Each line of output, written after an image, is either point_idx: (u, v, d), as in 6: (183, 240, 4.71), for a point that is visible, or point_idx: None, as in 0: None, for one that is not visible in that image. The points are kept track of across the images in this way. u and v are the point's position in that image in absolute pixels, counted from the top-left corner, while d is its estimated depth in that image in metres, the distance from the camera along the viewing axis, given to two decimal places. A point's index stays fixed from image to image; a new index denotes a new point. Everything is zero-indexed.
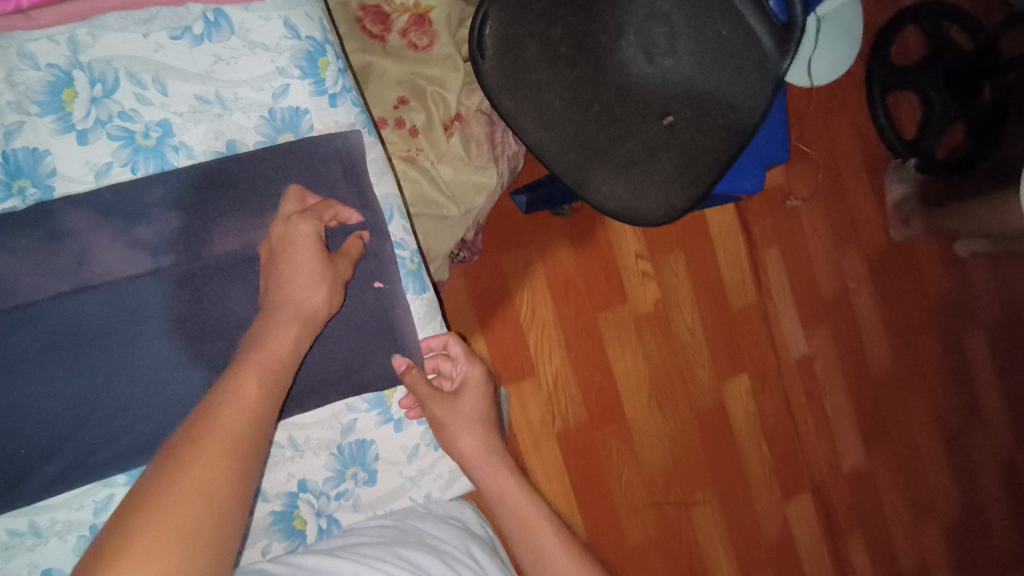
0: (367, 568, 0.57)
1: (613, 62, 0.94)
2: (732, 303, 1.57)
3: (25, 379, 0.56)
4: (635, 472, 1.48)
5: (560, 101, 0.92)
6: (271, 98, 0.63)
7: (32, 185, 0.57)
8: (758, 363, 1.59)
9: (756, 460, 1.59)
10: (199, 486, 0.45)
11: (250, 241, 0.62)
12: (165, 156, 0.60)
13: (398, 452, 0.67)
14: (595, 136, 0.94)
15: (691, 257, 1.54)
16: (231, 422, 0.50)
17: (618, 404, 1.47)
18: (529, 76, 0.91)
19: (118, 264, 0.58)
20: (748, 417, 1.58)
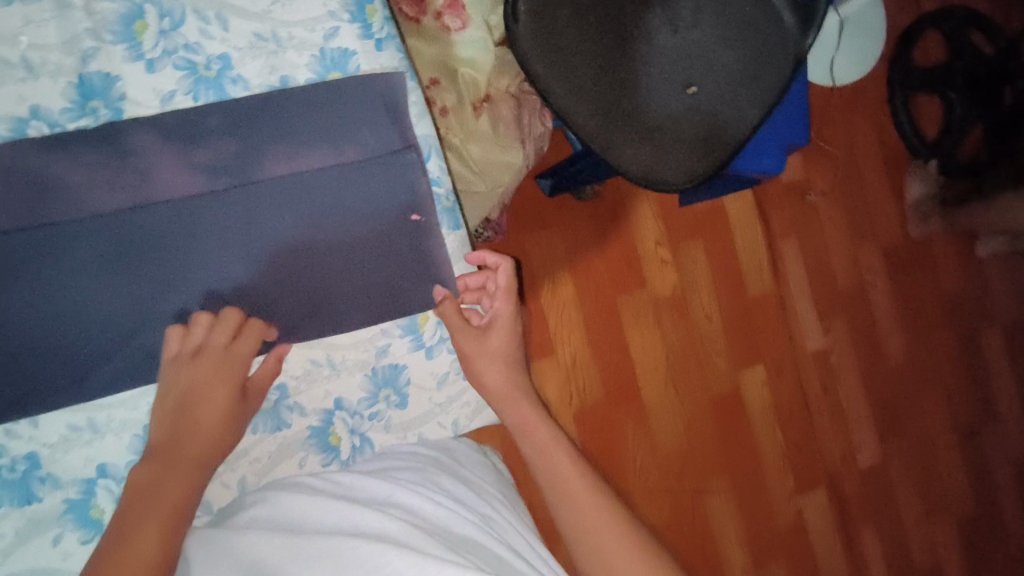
0: (401, 490, 0.62)
1: (639, 32, 0.96)
2: (751, 293, 1.59)
3: (88, 284, 0.60)
4: (650, 455, 1.50)
5: (587, 67, 0.95)
6: (322, 39, 0.67)
7: (104, 107, 0.61)
8: (775, 353, 1.61)
9: (772, 450, 1.59)
10: (169, 509, 0.58)
11: (297, 169, 0.66)
12: (224, 87, 0.64)
13: (428, 378, 0.70)
14: (620, 104, 0.97)
15: (710, 246, 1.56)
16: (188, 445, 0.61)
17: (635, 387, 1.50)
18: (559, 42, 0.93)
19: (176, 183, 0.63)
20: (764, 407, 1.60)
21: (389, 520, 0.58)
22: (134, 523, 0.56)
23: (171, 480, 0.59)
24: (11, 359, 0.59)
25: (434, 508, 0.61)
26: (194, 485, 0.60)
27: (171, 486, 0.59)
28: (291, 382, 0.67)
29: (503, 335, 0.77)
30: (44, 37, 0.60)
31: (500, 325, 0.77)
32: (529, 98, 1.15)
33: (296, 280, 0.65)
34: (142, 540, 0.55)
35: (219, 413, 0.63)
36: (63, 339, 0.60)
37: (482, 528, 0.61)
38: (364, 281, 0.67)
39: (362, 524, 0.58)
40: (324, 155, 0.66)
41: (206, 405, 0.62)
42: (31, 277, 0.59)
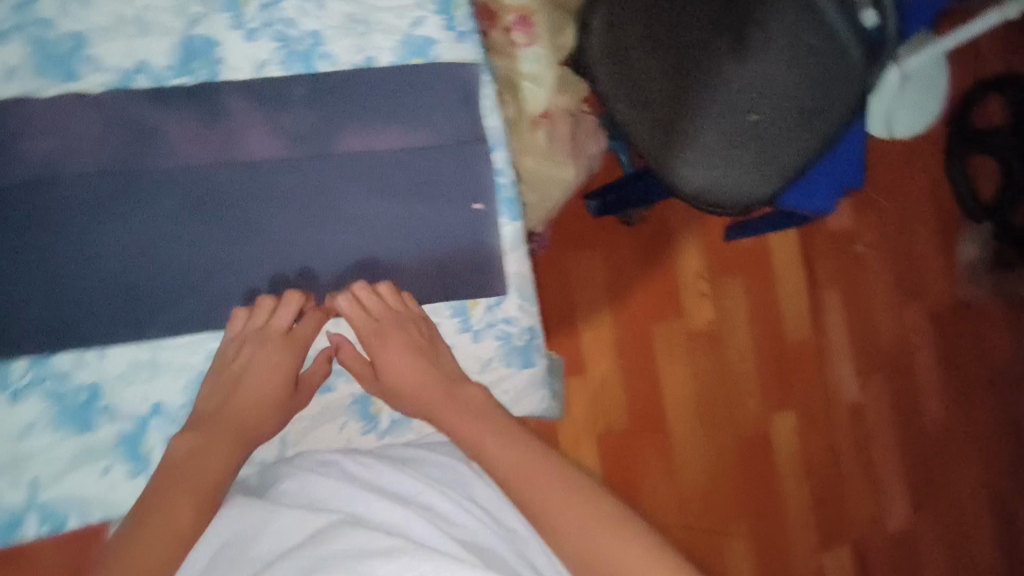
0: (426, 490, 0.57)
1: (709, 54, 0.96)
2: (787, 336, 1.56)
3: (165, 230, 0.63)
4: (669, 488, 1.47)
5: (653, 83, 0.98)
6: (408, 26, 0.71)
7: (203, 68, 0.66)
8: (807, 401, 1.57)
9: (796, 500, 1.55)
10: (205, 484, 0.57)
11: (372, 147, 0.68)
12: (312, 62, 0.68)
13: (471, 361, 0.72)
14: (681, 122, 0.97)
15: (752, 285, 1.55)
16: (231, 423, 0.61)
17: (661, 416, 1.48)
18: (629, 56, 0.97)
19: (258, 145, 0.66)
20: (792, 454, 1.56)
21: (414, 521, 0.53)
22: (170, 495, 0.55)
23: (212, 453, 0.59)
24: (90, 293, 0.62)
25: (463, 515, 0.56)
26: (235, 462, 0.60)
27: (212, 462, 0.58)
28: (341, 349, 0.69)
29: (400, 353, 0.66)
30: (159, 1, 0.65)
31: (392, 336, 0.66)
32: (586, 119, 1.18)
33: (355, 250, 0.68)
34: (177, 515, 0.54)
35: (269, 399, 0.64)
36: (135, 278, 0.63)
37: (506, 543, 0.55)
38: (419, 267, 0.69)
39: (386, 523, 0.53)
40: (398, 135, 0.69)
41: (257, 387, 0.63)
42: (117, 217, 0.62)
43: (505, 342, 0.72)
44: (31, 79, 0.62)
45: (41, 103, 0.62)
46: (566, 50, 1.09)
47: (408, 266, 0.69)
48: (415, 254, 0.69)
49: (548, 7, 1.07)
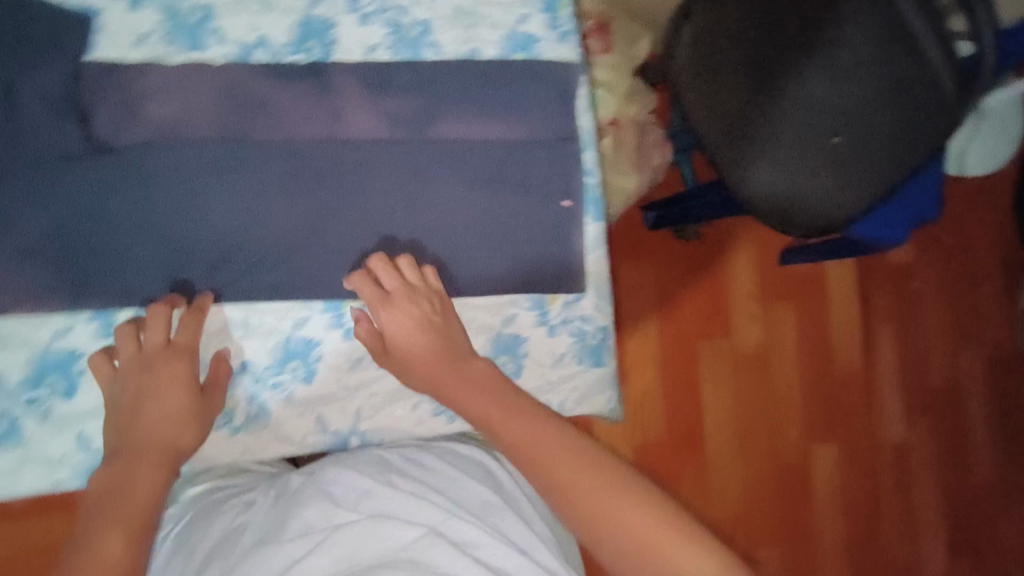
0: (459, 523, 0.59)
1: (796, 68, 0.87)
2: (835, 370, 1.50)
3: (267, 198, 0.66)
4: (701, 509, 1.42)
5: (735, 97, 0.89)
6: (514, 22, 0.72)
7: (318, 47, 0.68)
8: (851, 437, 1.50)
9: (831, 536, 1.48)
10: (128, 512, 0.55)
11: (469, 136, 0.70)
12: (419, 49, 0.70)
13: (545, 355, 0.72)
14: (762, 140, 0.88)
15: (802, 312, 1.49)
16: (139, 447, 0.58)
17: (698, 436, 1.43)
18: (715, 67, 0.90)
19: (362, 125, 0.68)
20: (832, 490, 1.49)
21: (449, 559, 0.55)
22: (100, 524, 0.53)
23: (134, 481, 0.56)
24: (188, 254, 0.64)
25: (496, 550, 0.58)
26: (159, 482, 0.57)
27: (137, 489, 0.56)
28: None
29: (405, 325, 0.64)
30: None
31: (399, 307, 0.64)
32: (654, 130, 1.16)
33: (441, 234, 0.69)
34: (107, 544, 0.52)
35: (175, 414, 0.60)
36: (235, 241, 0.65)
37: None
38: (500, 255, 0.70)
39: (419, 563, 0.55)
40: (494, 126, 0.70)
41: (158, 407, 0.60)
42: (224, 181, 0.65)
43: (579, 339, 0.73)
44: (156, 45, 0.64)
45: (164, 69, 0.64)
46: (640, 59, 1.11)
47: (488, 253, 0.70)
48: (497, 243, 0.70)
49: (626, 17, 1.11)
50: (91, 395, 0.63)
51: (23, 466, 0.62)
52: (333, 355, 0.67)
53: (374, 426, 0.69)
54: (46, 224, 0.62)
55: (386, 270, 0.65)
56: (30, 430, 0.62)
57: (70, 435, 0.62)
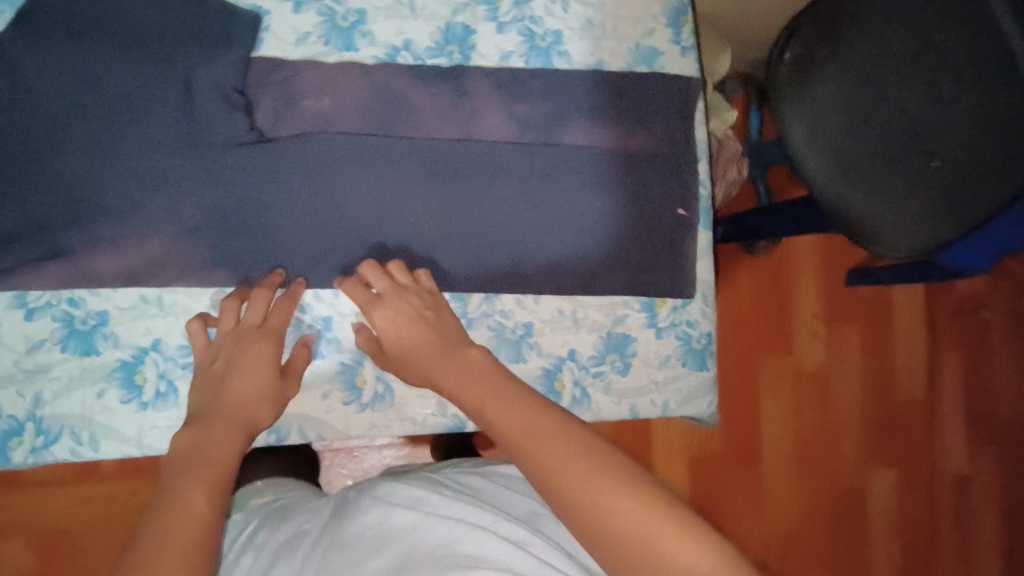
0: (502, 521, 0.56)
1: (897, 82, 0.77)
2: (898, 393, 1.48)
3: (403, 192, 0.70)
4: (755, 523, 1.39)
5: (832, 111, 0.82)
6: (639, 36, 0.75)
7: (457, 52, 0.72)
8: (909, 462, 1.48)
9: (883, 560, 1.46)
10: (212, 470, 0.55)
11: (594, 141, 0.73)
12: (551, 58, 0.73)
13: (652, 356, 0.74)
14: (853, 159, 0.81)
15: (870, 335, 1.47)
16: (227, 409, 0.60)
17: (756, 450, 1.40)
18: (812, 80, 0.83)
19: (493, 127, 0.71)
20: (886, 514, 1.47)
21: (498, 552, 0.52)
22: (182, 482, 0.53)
23: (213, 439, 0.57)
24: (330, 239, 0.69)
25: (544, 546, 0.55)
26: (238, 445, 0.58)
27: (218, 449, 0.57)
28: (537, 324, 0.72)
29: (396, 320, 0.64)
30: None
31: (389, 304, 0.65)
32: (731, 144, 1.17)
33: (562, 234, 0.72)
34: (190, 499, 0.52)
35: (259, 387, 0.62)
36: (372, 231, 0.69)
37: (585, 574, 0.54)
38: (617, 258, 0.73)
39: (472, 554, 0.52)
40: (617, 134, 0.73)
41: (242, 378, 0.62)
42: (366, 173, 0.69)
43: (685, 343, 0.75)
44: (316, 44, 0.69)
45: (321, 67, 0.68)
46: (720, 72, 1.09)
47: (604, 257, 0.73)
48: (614, 246, 0.73)
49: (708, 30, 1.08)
50: None
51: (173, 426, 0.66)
52: None
53: None
54: (210, 206, 0.66)
55: (376, 273, 0.66)
56: (182, 391, 0.66)
57: None
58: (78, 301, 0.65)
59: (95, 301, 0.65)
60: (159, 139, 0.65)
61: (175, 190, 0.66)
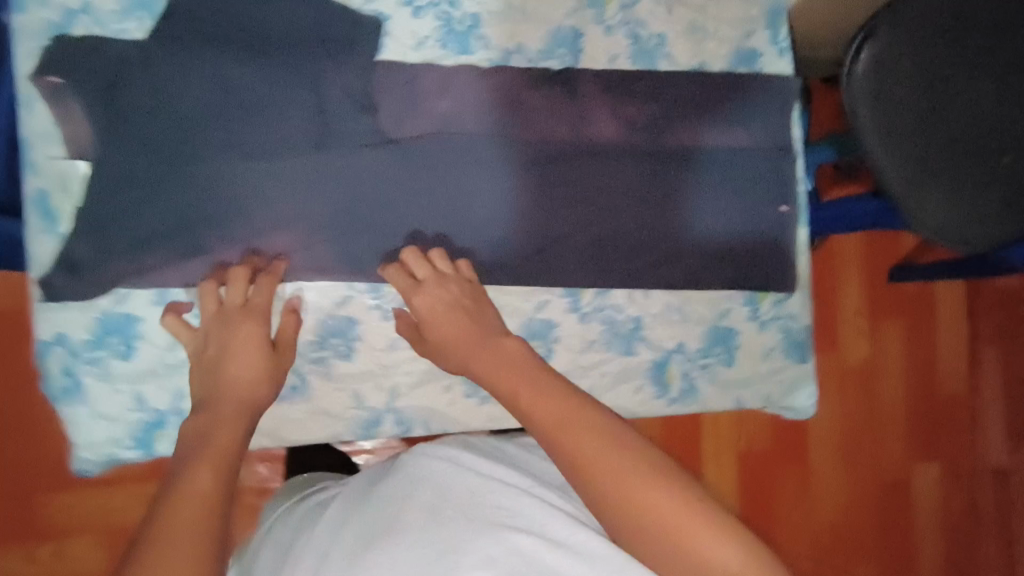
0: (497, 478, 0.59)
1: (965, 79, 0.72)
2: (942, 388, 1.44)
3: (516, 191, 0.72)
4: (804, 519, 1.36)
5: (912, 106, 0.71)
6: (740, 38, 0.76)
7: (568, 55, 0.73)
8: (954, 456, 1.45)
9: (933, 554, 1.43)
10: (220, 455, 0.56)
11: (699, 142, 0.74)
12: (655, 60, 0.74)
13: (756, 348, 0.77)
14: (937, 159, 0.72)
15: (913, 330, 1.43)
16: (229, 393, 0.61)
17: (803, 447, 1.36)
18: (895, 67, 0.70)
19: (602, 129, 0.73)
20: (933, 508, 1.43)
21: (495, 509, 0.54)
22: (189, 463, 0.54)
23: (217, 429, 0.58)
24: (450, 238, 0.71)
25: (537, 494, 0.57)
26: (243, 430, 0.59)
27: (223, 436, 0.57)
28: (646, 317, 0.75)
29: (440, 309, 0.66)
30: None
31: (430, 293, 0.66)
32: None
33: (667, 231, 0.74)
34: (196, 479, 0.52)
35: (257, 373, 0.63)
36: (489, 231, 0.71)
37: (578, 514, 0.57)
38: (720, 254, 0.75)
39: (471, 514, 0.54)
40: (720, 133, 0.75)
41: (236, 360, 0.63)
42: (484, 174, 0.71)
43: (787, 336, 0.77)
44: (433, 48, 0.70)
45: (441, 69, 0.69)
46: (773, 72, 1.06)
47: (708, 253, 0.75)
48: (717, 242, 0.75)
49: None
50: (367, 358, 0.70)
51: (306, 418, 0.69)
52: (570, 335, 0.74)
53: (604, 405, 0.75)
54: (335, 206, 0.68)
55: (417, 260, 0.67)
56: (314, 385, 0.69)
57: (348, 392, 0.70)
58: None
59: None
60: (289, 141, 0.66)
61: (307, 191, 0.67)
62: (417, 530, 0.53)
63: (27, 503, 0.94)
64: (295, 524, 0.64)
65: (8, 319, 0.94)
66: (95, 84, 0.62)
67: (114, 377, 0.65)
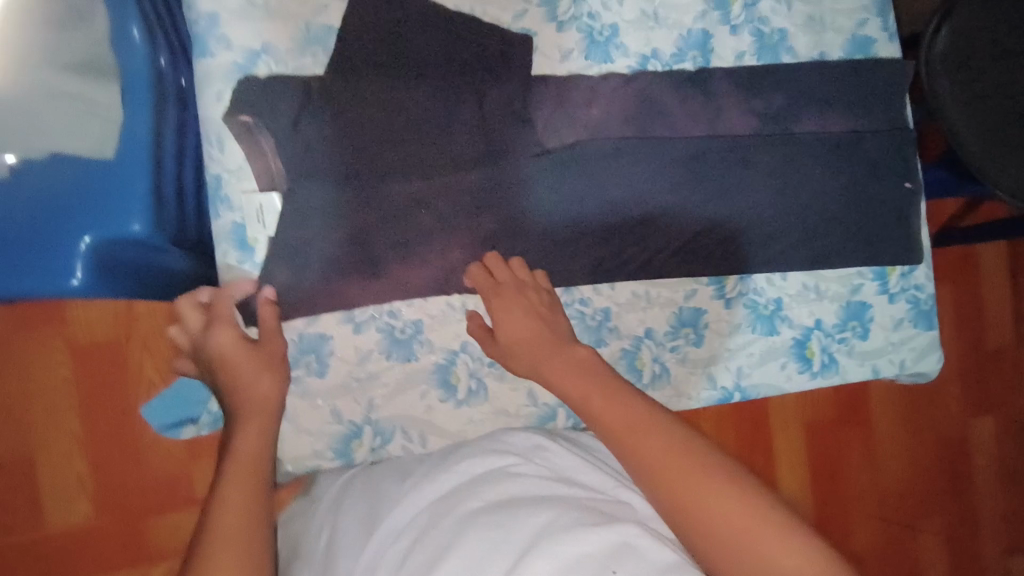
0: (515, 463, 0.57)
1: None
2: (993, 332, 1.27)
3: (650, 184, 0.74)
4: (872, 482, 1.22)
5: (985, 84, 0.81)
6: (855, 27, 0.81)
7: (700, 56, 0.78)
8: (1010, 405, 1.27)
9: (991, 509, 1.26)
10: (246, 474, 0.54)
11: (826, 129, 0.78)
12: (779, 53, 0.79)
13: (888, 319, 0.81)
14: (1007, 127, 0.81)
15: (974, 278, 1.26)
16: (250, 405, 0.60)
17: (866, 406, 1.22)
18: (967, 52, 0.81)
19: (736, 122, 0.77)
20: (989, 461, 1.26)
21: (514, 491, 0.53)
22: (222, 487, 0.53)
23: (243, 443, 0.57)
24: (598, 237, 0.74)
25: (575, 472, 0.57)
26: (268, 439, 0.59)
27: (243, 451, 0.56)
28: (785, 298, 0.80)
29: (515, 314, 0.66)
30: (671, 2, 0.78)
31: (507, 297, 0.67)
32: None
33: (803, 215, 0.78)
34: (229, 502, 0.51)
35: (251, 378, 0.61)
36: (637, 230, 0.74)
37: (607, 487, 0.55)
38: (852, 231, 0.79)
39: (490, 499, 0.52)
40: (845, 120, 0.79)
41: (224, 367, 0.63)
42: (619, 169, 0.73)
43: (915, 306, 0.82)
44: (578, 59, 0.75)
45: (589, 78, 0.74)
46: None
47: (839, 232, 0.79)
48: (846, 221, 0.79)
49: None
50: None
51: (486, 419, 0.74)
52: (717, 321, 0.78)
53: (753, 382, 0.79)
54: (502, 217, 0.71)
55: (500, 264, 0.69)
56: (490, 387, 0.74)
57: (522, 391, 0.74)
58: (396, 313, 0.72)
59: (410, 311, 0.72)
60: (457, 156, 0.70)
61: (475, 205, 0.71)
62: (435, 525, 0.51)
63: (138, 528, 0.97)
64: (340, 521, 0.59)
65: (102, 353, 0.96)
66: (280, 116, 0.66)
67: (311, 394, 0.70)
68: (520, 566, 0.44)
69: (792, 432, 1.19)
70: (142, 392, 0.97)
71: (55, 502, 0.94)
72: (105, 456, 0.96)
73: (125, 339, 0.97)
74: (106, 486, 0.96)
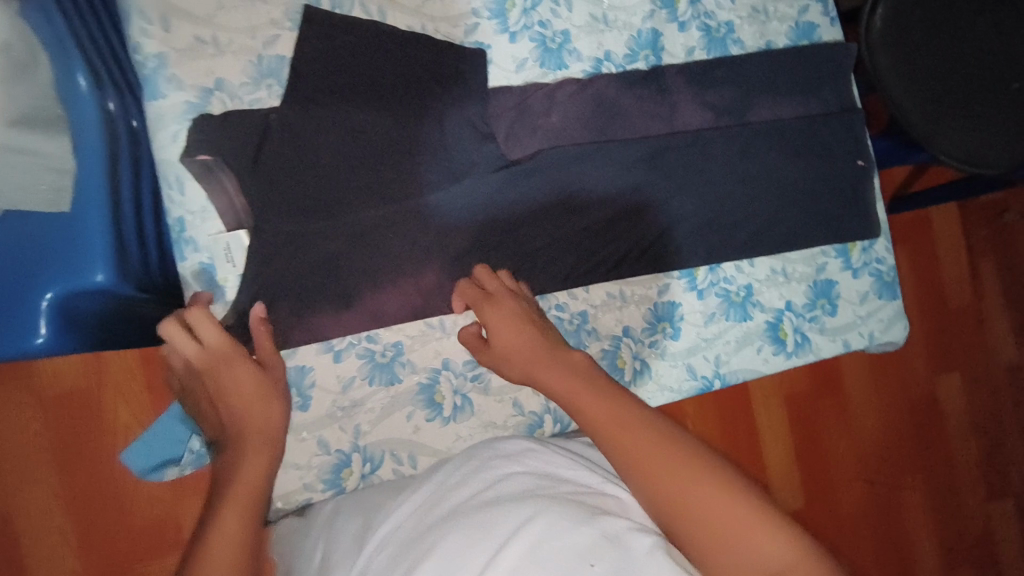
0: (508, 474, 0.55)
1: (966, 27, 0.83)
2: (954, 293, 1.31)
3: (610, 182, 0.75)
4: (850, 444, 1.26)
5: (924, 54, 0.83)
6: (798, 14, 0.84)
7: (652, 54, 0.80)
8: (973, 358, 1.32)
9: (966, 457, 1.31)
10: (243, 509, 0.52)
11: (779, 117, 0.80)
12: (727, 46, 0.82)
13: (854, 294, 0.84)
14: (949, 95, 0.83)
15: (932, 242, 1.30)
16: (252, 433, 0.59)
17: (838, 372, 1.25)
18: (905, 26, 0.84)
19: (693, 117, 0.78)
20: (959, 412, 1.31)
21: (502, 497, 0.51)
22: (214, 520, 0.51)
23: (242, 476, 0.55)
24: (568, 239, 0.74)
25: (567, 473, 0.55)
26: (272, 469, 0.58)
27: (242, 481, 0.55)
28: (756, 283, 0.82)
29: (508, 320, 0.65)
30: (619, 3, 0.79)
31: (499, 304, 0.66)
32: None
33: (765, 200, 0.79)
34: (223, 535, 0.49)
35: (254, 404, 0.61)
36: (603, 231, 0.75)
37: (593, 486, 0.53)
38: (814, 212, 0.81)
39: (486, 504, 0.51)
40: (796, 105, 0.81)
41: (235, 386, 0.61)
42: (580, 169, 0.74)
43: (877, 279, 0.85)
44: (533, 68, 0.77)
45: (546, 86, 0.75)
46: None
47: (800, 214, 0.80)
48: (807, 202, 0.80)
49: None
50: None
51: (475, 434, 0.74)
52: (692, 312, 0.80)
53: (732, 368, 0.81)
54: (473, 231, 0.72)
55: (492, 277, 0.69)
56: (475, 401, 0.74)
57: (508, 402, 0.75)
58: (375, 337, 0.72)
59: (388, 335, 0.72)
60: (420, 174, 0.70)
61: (443, 222, 0.71)
62: (439, 534, 0.48)
63: None
64: (337, 545, 0.57)
65: (73, 403, 0.94)
66: (239, 154, 0.66)
67: (296, 428, 0.70)
68: (497, 563, 0.43)
69: (772, 407, 1.22)
70: (114, 439, 0.95)
71: (34, 562, 0.92)
72: (79, 507, 0.93)
73: (94, 385, 0.94)
74: (85, 538, 0.93)
